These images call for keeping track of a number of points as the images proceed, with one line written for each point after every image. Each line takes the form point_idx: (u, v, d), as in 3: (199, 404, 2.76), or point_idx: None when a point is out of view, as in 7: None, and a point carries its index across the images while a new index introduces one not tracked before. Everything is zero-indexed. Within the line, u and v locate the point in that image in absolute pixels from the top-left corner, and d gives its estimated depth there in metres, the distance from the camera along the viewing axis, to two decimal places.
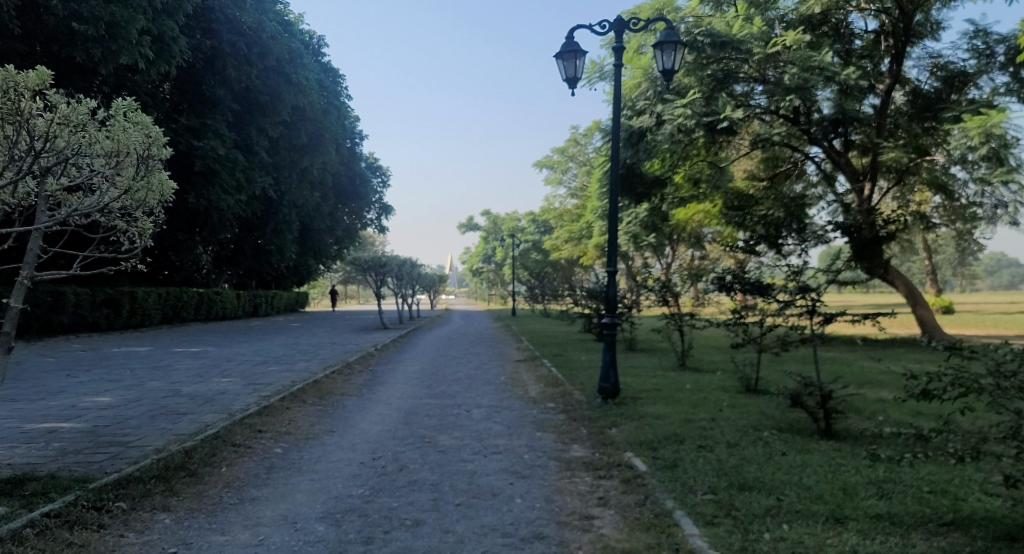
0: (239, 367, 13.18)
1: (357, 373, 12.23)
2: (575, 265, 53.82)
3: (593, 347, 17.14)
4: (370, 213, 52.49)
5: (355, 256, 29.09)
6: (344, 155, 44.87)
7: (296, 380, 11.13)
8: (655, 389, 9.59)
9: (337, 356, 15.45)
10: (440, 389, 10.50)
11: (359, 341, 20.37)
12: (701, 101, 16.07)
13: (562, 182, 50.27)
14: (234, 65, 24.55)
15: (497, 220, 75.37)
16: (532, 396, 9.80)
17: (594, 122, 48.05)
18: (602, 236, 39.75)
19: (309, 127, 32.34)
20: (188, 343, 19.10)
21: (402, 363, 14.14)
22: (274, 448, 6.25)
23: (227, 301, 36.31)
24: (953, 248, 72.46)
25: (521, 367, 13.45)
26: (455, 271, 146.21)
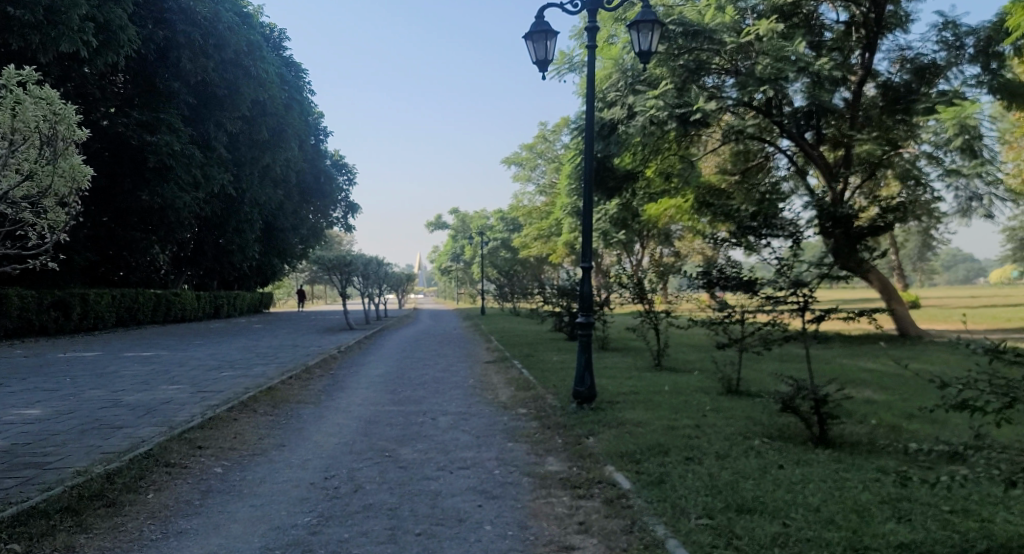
0: (189, 373, 12.35)
1: (316, 378, 11.51)
2: (545, 263, 53.40)
3: (566, 346, 16.63)
4: (335, 212, 51.42)
5: (318, 255, 28.00)
6: (308, 151, 43.82)
7: (250, 386, 10.39)
8: (632, 391, 9.09)
9: (296, 359, 14.66)
10: (405, 394, 9.86)
11: (322, 343, 19.54)
12: (673, 93, 15.67)
13: (530, 179, 49.86)
14: (189, 57, 23.57)
15: (466, 218, 74.61)
16: (502, 400, 9.21)
17: (562, 119, 47.64)
18: (571, 233, 39.38)
19: (270, 122, 31.34)
20: (140, 347, 18.12)
21: (365, 367, 13.44)
22: (214, 468, 5.57)
23: (186, 302, 35.07)
24: (913, 243, 73.81)
25: (490, 369, 12.87)
26: (424, 270, 144.94)
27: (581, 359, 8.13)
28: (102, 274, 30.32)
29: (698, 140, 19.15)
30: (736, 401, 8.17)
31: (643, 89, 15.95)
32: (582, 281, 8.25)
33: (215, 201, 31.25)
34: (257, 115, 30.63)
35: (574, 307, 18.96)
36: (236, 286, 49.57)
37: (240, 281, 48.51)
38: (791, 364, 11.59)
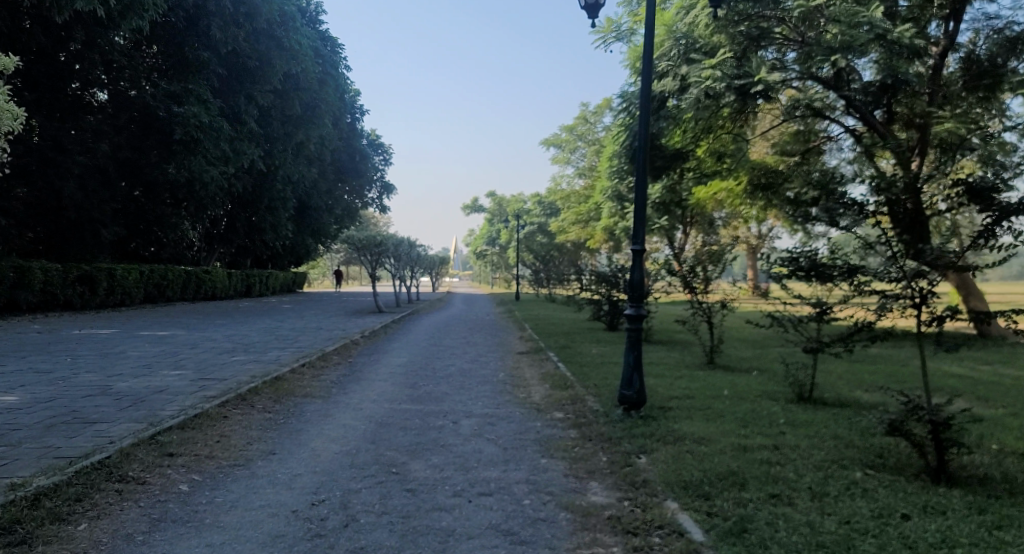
0: (199, 356, 11.43)
1: (331, 367, 10.48)
2: (582, 249, 52.04)
3: (608, 338, 15.41)
4: (370, 192, 50.72)
5: (348, 235, 26.93)
6: (342, 129, 43.02)
7: (256, 374, 9.41)
8: (685, 396, 7.84)
9: (317, 344, 13.71)
10: (425, 390, 8.74)
11: (348, 326, 18.62)
12: (732, 63, 14.19)
13: (570, 162, 48.48)
14: (219, 25, 22.82)
15: (503, 202, 73.43)
16: (535, 402, 8.04)
17: (605, 99, 46.04)
18: (611, 218, 38.01)
19: (303, 97, 30.54)
20: (159, 326, 17.39)
21: (388, 355, 12.41)
22: (178, 486, 4.53)
23: (217, 280, 34.65)
24: None
25: (523, 362, 11.72)
26: (459, 254, 144.63)
27: (630, 361, 6.91)
28: (132, 249, 29.97)
29: (755, 117, 17.60)
30: (813, 413, 6.88)
31: (697, 59, 14.54)
32: (632, 268, 6.95)
33: (246, 178, 30.59)
34: (289, 90, 29.79)
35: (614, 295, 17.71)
36: (269, 265, 49.23)
37: (274, 260, 48.13)
38: (865, 369, 10.17)
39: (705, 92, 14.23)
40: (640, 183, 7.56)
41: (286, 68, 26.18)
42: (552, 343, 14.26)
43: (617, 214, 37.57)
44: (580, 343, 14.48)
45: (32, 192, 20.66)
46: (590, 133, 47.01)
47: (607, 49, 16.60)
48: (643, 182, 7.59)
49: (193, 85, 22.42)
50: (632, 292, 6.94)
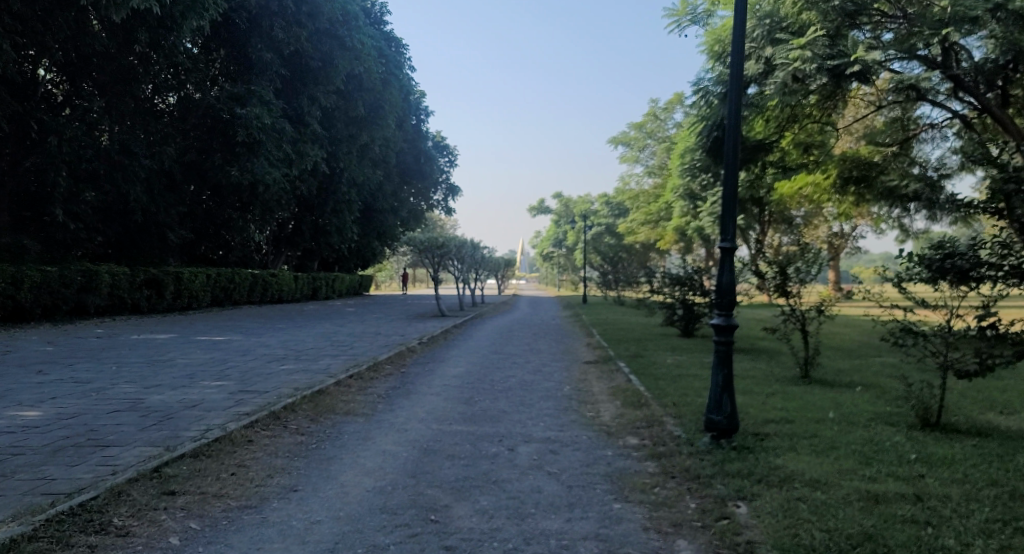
0: (247, 365, 10.86)
1: (381, 378, 9.68)
2: (652, 250, 50.40)
3: (684, 346, 14.20)
4: (436, 194, 50.53)
5: (411, 237, 26.40)
6: (407, 131, 42.88)
7: (300, 387, 8.68)
8: (783, 419, 6.61)
9: (372, 351, 13.02)
10: (480, 408, 7.81)
11: (408, 331, 17.98)
12: (824, 42, 12.65)
13: (639, 160, 46.99)
14: (281, 26, 22.91)
15: (569, 203, 72.26)
16: (604, 424, 6.99)
17: (675, 95, 44.41)
18: (684, 218, 36.46)
19: (367, 98, 30.33)
20: (218, 331, 17.12)
21: (444, 364, 11.57)
22: (166, 540, 3.70)
23: (284, 284, 34.86)
24: None
25: (590, 373, 10.68)
26: (525, 256, 144.16)
27: (719, 382, 5.73)
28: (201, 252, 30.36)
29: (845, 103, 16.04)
30: (952, 446, 5.49)
31: (783, 37, 13.16)
32: (719, 269, 5.83)
33: (309, 180, 30.59)
34: (353, 91, 29.67)
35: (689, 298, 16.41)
36: (336, 268, 49.59)
37: (341, 263, 48.43)
38: (995, 387, 8.67)
39: (793, 75, 12.84)
40: (734, 140, 6.13)
41: (349, 68, 26.00)
42: (622, 352, 13.16)
43: (689, 213, 36.01)
44: (653, 351, 13.31)
45: (101, 197, 20.84)
46: (660, 130, 45.44)
47: (680, 32, 15.37)
48: (738, 140, 6.14)
49: (255, 86, 22.49)
50: (721, 298, 5.79)
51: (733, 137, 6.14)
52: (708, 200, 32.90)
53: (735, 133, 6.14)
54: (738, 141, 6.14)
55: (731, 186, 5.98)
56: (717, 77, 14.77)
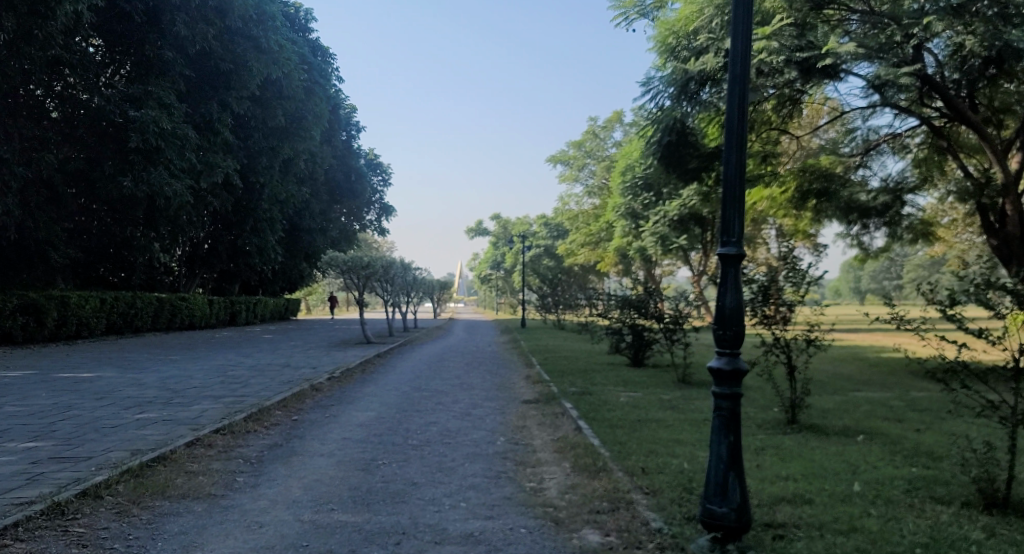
0: (92, 415, 8.41)
1: (263, 432, 7.46)
2: (591, 273, 48.98)
3: (639, 380, 12.31)
4: (368, 214, 48.17)
5: (331, 257, 23.57)
6: (336, 146, 40.54)
7: (141, 450, 6.38)
8: (797, 497, 4.78)
9: (266, 392, 10.64)
10: (382, 480, 5.69)
11: (320, 364, 15.59)
12: (791, 32, 11.29)
13: (578, 179, 45.66)
14: (185, 21, 20.48)
15: (507, 224, 70.66)
16: (551, 505, 5.00)
17: (614, 113, 43.63)
18: (626, 238, 35.23)
19: (289, 106, 27.98)
20: (91, 366, 14.40)
21: (352, 407, 9.38)
22: None
23: (196, 308, 31.84)
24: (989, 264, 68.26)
25: (531, 418, 8.69)
26: (465, 278, 142.02)
27: (723, 458, 3.86)
28: (98, 274, 27.21)
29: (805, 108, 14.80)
30: None
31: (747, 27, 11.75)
32: (718, 286, 3.97)
33: (223, 194, 27.90)
34: (272, 99, 27.26)
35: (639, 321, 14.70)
36: (259, 291, 46.33)
37: (264, 286, 45.22)
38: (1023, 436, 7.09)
39: (758, 68, 11.51)
40: (739, 96, 4.06)
41: (266, 71, 23.74)
42: (567, 386, 11.29)
43: (631, 234, 34.82)
44: (608, 386, 11.41)
45: None
46: (600, 149, 44.39)
47: (629, 25, 13.80)
48: (744, 96, 4.08)
49: (154, 87, 20.12)
50: (722, 335, 3.92)
51: (737, 91, 4.07)
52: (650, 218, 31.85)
53: (739, 84, 4.05)
54: (744, 97, 4.06)
55: (737, 164, 4.01)
56: (671, 75, 13.23)
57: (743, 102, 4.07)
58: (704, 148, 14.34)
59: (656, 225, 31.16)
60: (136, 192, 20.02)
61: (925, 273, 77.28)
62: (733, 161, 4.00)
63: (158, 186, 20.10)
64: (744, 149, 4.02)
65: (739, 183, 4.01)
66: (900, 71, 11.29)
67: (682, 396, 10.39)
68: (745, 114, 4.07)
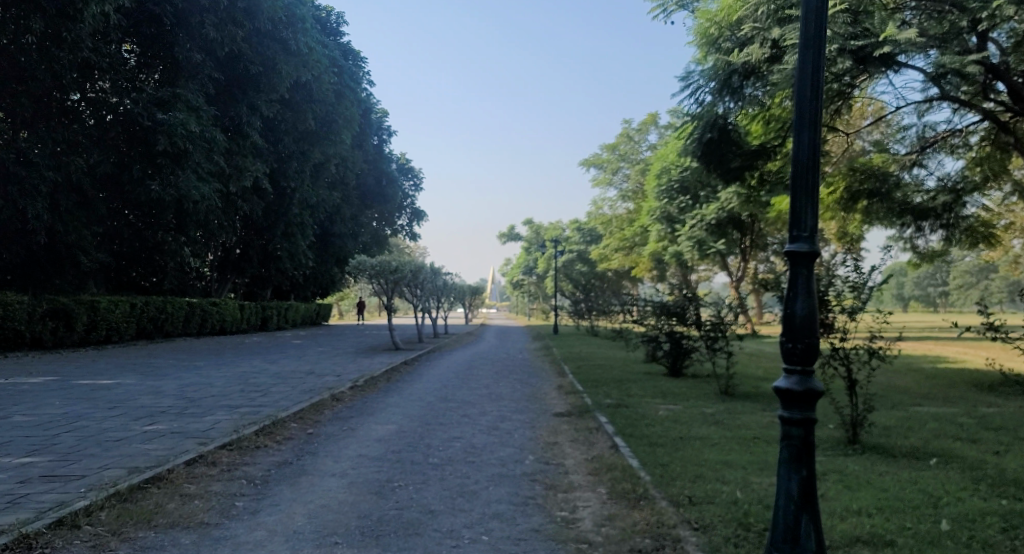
0: (101, 426, 8.00)
1: (273, 448, 6.94)
2: (625, 279, 48.08)
3: (678, 391, 11.53)
4: (400, 219, 48.01)
5: (359, 261, 23.17)
6: (367, 151, 40.41)
7: (139, 467, 5.90)
8: (876, 538, 4.05)
9: (284, 402, 10.15)
10: (395, 507, 5.10)
11: (346, 371, 15.13)
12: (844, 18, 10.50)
13: (612, 183, 44.85)
14: (213, 24, 20.33)
15: (540, 229, 70.03)
16: (585, 542, 4.35)
17: (649, 115, 42.82)
18: (661, 242, 34.38)
19: (319, 110, 27.79)
20: (115, 372, 14.14)
21: (372, 420, 8.82)
22: None
23: (227, 313, 31.83)
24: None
25: (563, 433, 8.04)
26: (497, 284, 141.81)
27: (794, 498, 3.19)
28: (130, 279, 27.31)
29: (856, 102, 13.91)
30: None
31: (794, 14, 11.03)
32: (788, 293, 3.27)
33: (253, 199, 27.82)
34: (301, 102, 27.09)
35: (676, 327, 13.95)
36: (291, 296, 46.40)
37: (296, 291, 45.25)
38: None
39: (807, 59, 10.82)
40: (812, 61, 3.31)
41: (295, 75, 23.55)
42: (601, 398, 10.62)
43: (667, 238, 33.95)
44: (646, 399, 10.66)
45: None
46: (634, 153, 43.62)
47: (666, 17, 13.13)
48: (818, 62, 3.33)
49: (182, 90, 20.07)
50: (791, 352, 3.22)
51: (810, 55, 3.32)
52: (687, 222, 32.29)
53: (813, 47, 3.31)
54: (820, 64, 3.30)
55: (811, 146, 3.27)
56: (712, 68, 12.53)
57: (817, 70, 3.31)
58: (747, 145, 13.56)
59: (694, 229, 31.65)
60: (163, 195, 19.95)
61: (973, 278, 74.93)
62: (806, 142, 3.27)
63: (185, 190, 20.01)
64: (819, 127, 3.28)
65: (813, 169, 3.28)
66: (966, 59, 10.44)
67: (727, 411, 9.60)
68: (820, 84, 3.31)
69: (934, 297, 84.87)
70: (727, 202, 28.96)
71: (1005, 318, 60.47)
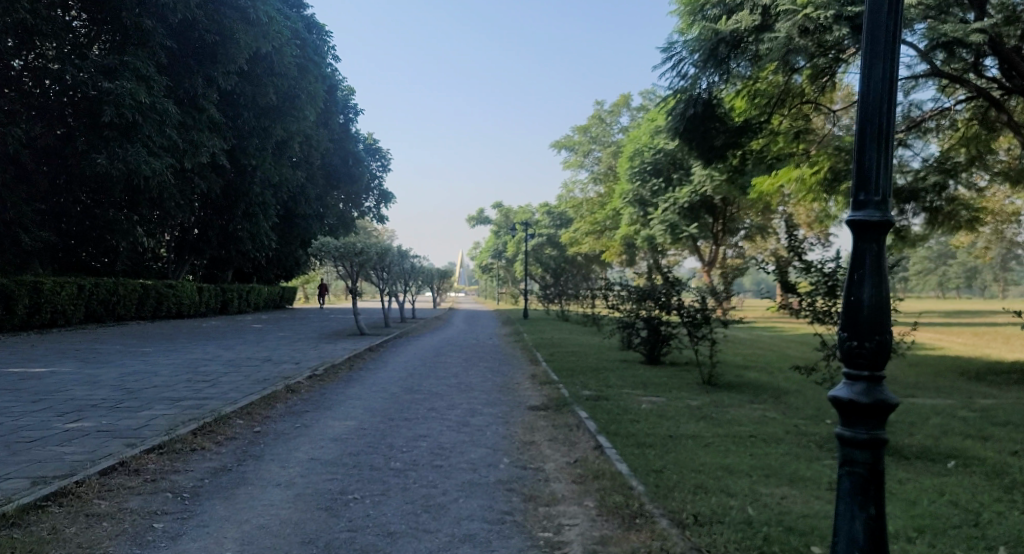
0: (16, 424, 7.01)
1: (213, 451, 6.06)
2: (596, 263, 47.53)
3: (660, 382, 10.86)
4: (366, 200, 46.77)
5: (322, 243, 22.09)
6: (333, 129, 39.06)
7: (46, 477, 4.99)
8: None
9: (233, 394, 9.23)
10: (348, 528, 4.29)
11: (306, 358, 14.20)
12: None
13: (583, 166, 44.13)
14: None
15: (510, 212, 69.12)
16: None
17: (622, 97, 42.15)
18: (633, 227, 33.84)
19: (281, 83, 26.51)
20: (52, 359, 13.02)
21: (329, 416, 7.96)
22: None
23: (184, 295, 30.49)
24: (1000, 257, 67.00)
25: (540, 431, 7.29)
26: (466, 267, 140.84)
27: (859, 544, 2.51)
28: (79, 259, 25.87)
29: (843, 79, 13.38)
30: None
31: None
32: (855, 274, 2.57)
33: (210, 176, 26.49)
34: (262, 75, 25.77)
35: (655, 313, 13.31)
36: (253, 278, 44.92)
37: (258, 273, 43.79)
38: None
39: (802, 25, 10.34)
40: None
41: (255, 44, 22.30)
42: (578, 389, 9.92)
43: (639, 222, 33.42)
44: (627, 390, 9.97)
45: None
46: (605, 135, 42.82)
47: None
48: None
49: (130, 57, 18.58)
50: (856, 354, 2.54)
51: None
52: (659, 206, 31.74)
53: None
54: None
55: (886, 77, 2.59)
56: (698, 37, 11.83)
57: None
58: (731, 122, 12.96)
59: (666, 212, 31.18)
60: (111, 170, 18.62)
61: (932, 264, 77.89)
62: (881, 72, 2.58)
63: (135, 164, 18.69)
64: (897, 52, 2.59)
65: (885, 108, 2.60)
66: (969, 27, 9.87)
67: (713, 403, 8.94)
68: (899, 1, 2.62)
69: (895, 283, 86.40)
70: (698, 186, 29.50)
71: (964, 303, 62.17)
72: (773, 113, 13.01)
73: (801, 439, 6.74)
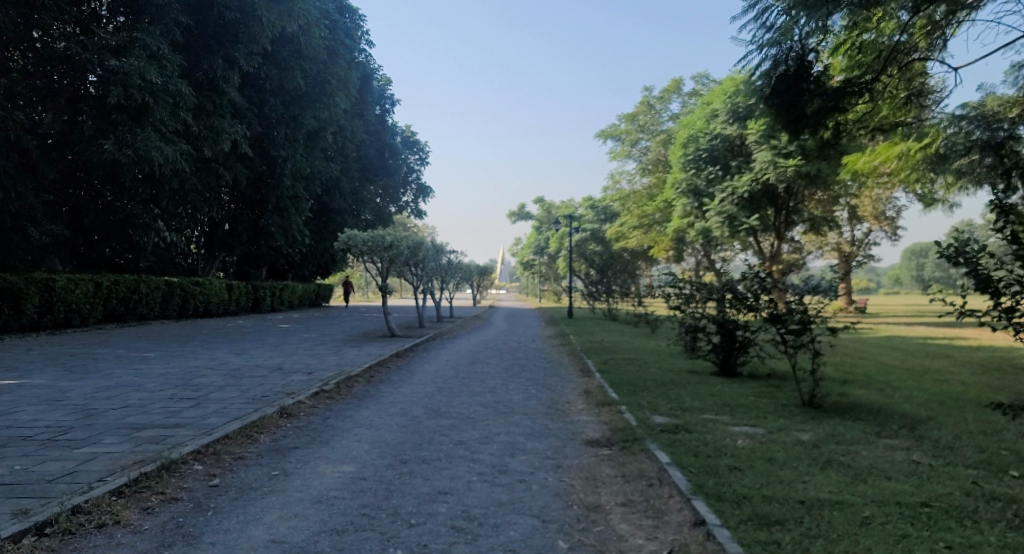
0: None
1: (133, 528, 4.15)
2: (641, 260, 45.06)
3: (747, 404, 8.55)
4: (404, 195, 45.28)
5: (350, 235, 20.23)
6: (368, 120, 37.53)
7: None
8: None
9: (211, 420, 7.36)
10: None
11: (322, 367, 12.37)
12: None
13: (630, 156, 41.79)
14: None
15: (552, 207, 67.01)
16: None
17: (671, 82, 39.73)
18: (686, 218, 31.46)
19: (309, 67, 24.88)
20: (32, 368, 11.41)
21: (324, 457, 6.02)
22: None
23: (213, 293, 29.21)
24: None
25: (609, 486, 5.23)
26: (507, 264, 139.16)
27: None
28: (103, 255, 24.74)
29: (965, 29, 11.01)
30: None
31: None
32: None
33: (235, 166, 25.06)
34: (288, 58, 24.15)
35: (736, 314, 11.14)
36: (288, 276, 43.68)
37: (292, 271, 42.51)
38: None
39: None
40: None
41: (279, 23, 20.63)
42: (653, 415, 7.87)
43: (693, 214, 31.06)
44: (710, 417, 7.73)
45: None
46: (654, 123, 40.36)
47: None
48: None
49: (142, 34, 17.06)
50: None
51: None
52: (715, 196, 29.68)
53: None
54: None
55: None
56: None
57: None
58: (826, 84, 10.38)
59: (723, 203, 29.03)
60: (119, 157, 17.10)
61: None
62: None
63: (145, 151, 17.14)
64: None
65: None
66: None
67: (831, 440, 6.65)
68: None
69: (958, 278, 85.07)
70: (761, 172, 27.51)
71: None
72: (880, 73, 10.53)
73: (1008, 512, 4.40)
